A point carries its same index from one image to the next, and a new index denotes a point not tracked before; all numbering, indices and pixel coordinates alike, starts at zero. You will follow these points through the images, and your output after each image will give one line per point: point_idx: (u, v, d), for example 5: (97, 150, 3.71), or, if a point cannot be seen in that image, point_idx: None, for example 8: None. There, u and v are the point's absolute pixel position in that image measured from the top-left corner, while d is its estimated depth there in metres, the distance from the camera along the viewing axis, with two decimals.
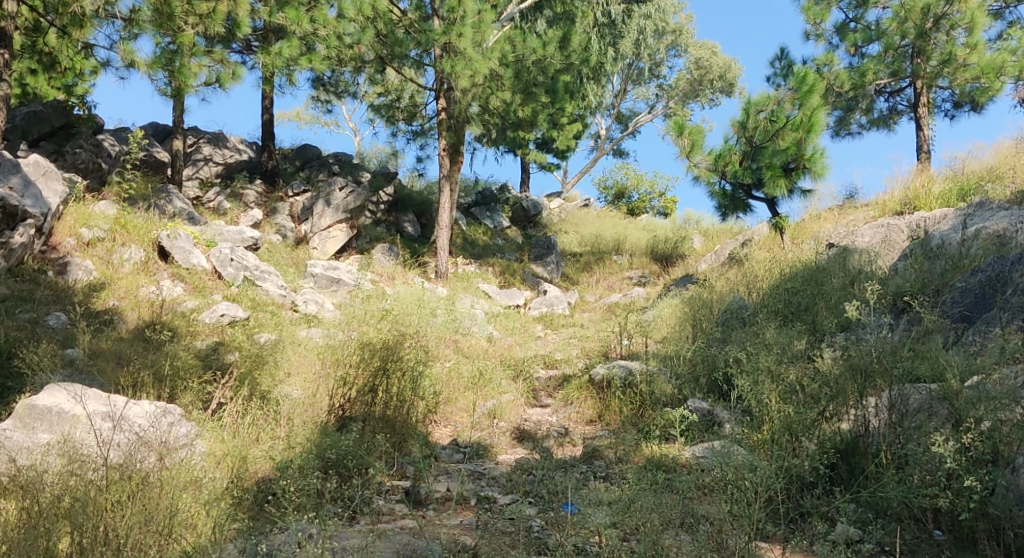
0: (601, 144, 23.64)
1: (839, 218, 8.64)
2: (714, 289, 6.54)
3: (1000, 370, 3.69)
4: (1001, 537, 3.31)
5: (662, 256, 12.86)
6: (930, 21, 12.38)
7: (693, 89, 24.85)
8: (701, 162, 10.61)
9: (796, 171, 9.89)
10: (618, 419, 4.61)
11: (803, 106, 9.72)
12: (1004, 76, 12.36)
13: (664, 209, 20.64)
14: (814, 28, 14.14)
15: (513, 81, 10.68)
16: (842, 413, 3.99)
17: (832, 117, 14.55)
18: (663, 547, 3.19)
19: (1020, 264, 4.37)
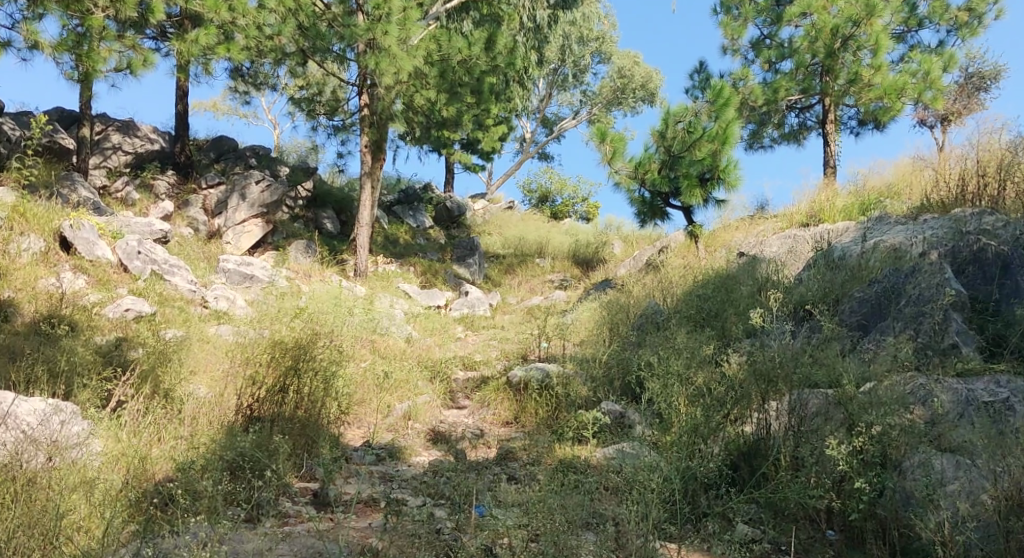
0: (526, 147, 23.80)
1: (750, 227, 8.92)
2: (631, 294, 6.67)
3: (891, 377, 3.88)
4: (887, 536, 3.49)
5: (584, 260, 13.02)
6: (839, 42, 12.75)
7: (616, 96, 25.25)
8: (621, 169, 10.68)
9: (711, 181, 10.23)
10: (533, 420, 4.64)
11: (719, 118, 9.99)
12: (904, 98, 12.98)
13: (587, 214, 20.93)
14: (731, 44, 14.57)
15: (437, 80, 10.69)
16: (745, 416, 4.14)
17: (747, 130, 15.05)
18: (568, 547, 3.25)
19: (913, 277, 4.59)
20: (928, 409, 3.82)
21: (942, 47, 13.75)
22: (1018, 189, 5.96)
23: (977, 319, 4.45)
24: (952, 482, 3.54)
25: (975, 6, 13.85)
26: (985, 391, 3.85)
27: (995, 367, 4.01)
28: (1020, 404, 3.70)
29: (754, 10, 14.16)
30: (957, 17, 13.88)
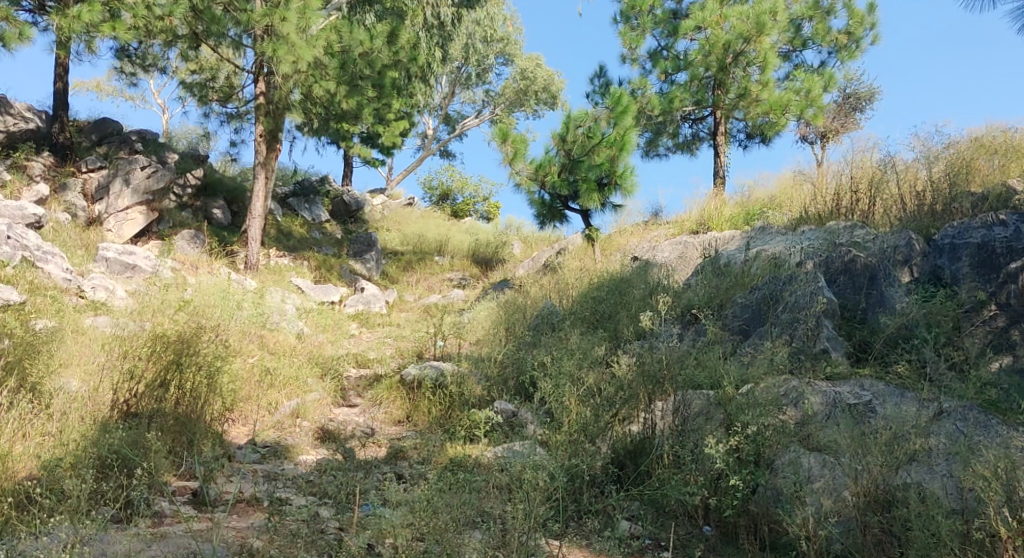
0: (428, 144, 23.67)
1: (643, 233, 9.17)
2: (529, 294, 6.78)
3: (768, 379, 4.08)
4: (757, 531, 3.66)
5: (483, 259, 13.12)
6: (730, 57, 13.41)
7: (519, 98, 25.43)
8: (522, 170, 10.81)
9: (609, 186, 10.51)
10: (425, 419, 4.62)
11: (617, 125, 10.29)
12: (789, 114, 13.70)
13: (488, 214, 21.10)
14: (630, 53, 14.86)
15: (337, 71, 10.47)
16: (632, 415, 4.24)
17: (644, 137, 15.38)
18: (455, 546, 3.25)
19: (790, 285, 4.83)
20: (799, 411, 4.04)
21: (823, 67, 14.56)
22: (886, 205, 6.42)
23: (846, 326, 4.73)
24: (817, 480, 3.71)
25: (854, 30, 14.68)
26: (850, 394, 4.08)
27: (860, 372, 4.27)
28: (879, 406, 3.94)
29: (651, 21, 14.52)
30: (838, 40, 14.71)
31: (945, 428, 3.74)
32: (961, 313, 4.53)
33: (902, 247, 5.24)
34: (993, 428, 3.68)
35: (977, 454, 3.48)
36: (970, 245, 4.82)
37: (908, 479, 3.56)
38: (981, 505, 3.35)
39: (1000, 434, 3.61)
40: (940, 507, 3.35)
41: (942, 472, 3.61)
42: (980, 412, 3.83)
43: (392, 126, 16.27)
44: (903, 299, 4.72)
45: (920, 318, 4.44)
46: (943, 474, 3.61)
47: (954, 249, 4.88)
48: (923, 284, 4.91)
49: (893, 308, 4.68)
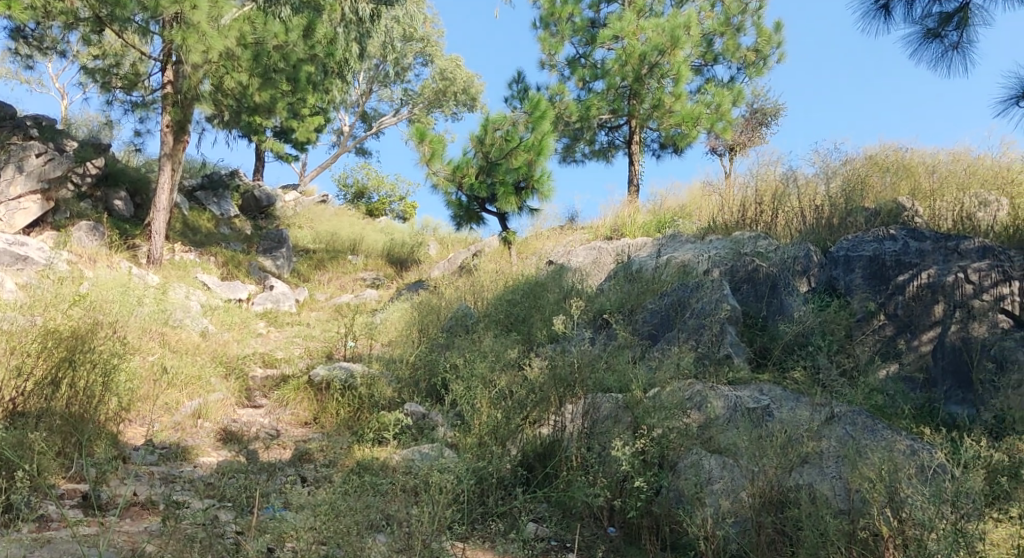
0: (344, 141, 23.31)
1: (560, 237, 9.32)
2: (444, 296, 6.77)
3: (673, 384, 4.16)
4: (660, 532, 3.73)
5: (398, 259, 13.07)
6: (645, 67, 13.68)
7: (437, 98, 25.36)
8: (439, 171, 10.70)
9: (526, 190, 10.61)
10: (333, 421, 4.54)
11: (535, 130, 10.38)
12: (699, 127, 14.20)
13: (404, 214, 20.99)
14: (548, 59, 15.03)
15: (250, 63, 10.46)
16: (543, 418, 4.24)
17: (562, 143, 15.51)
18: (361, 548, 3.19)
19: (697, 292, 4.99)
20: (703, 414, 4.15)
21: (732, 83, 15.15)
22: (787, 217, 6.72)
23: (748, 333, 4.92)
24: (717, 481, 3.84)
25: (761, 48, 15.37)
26: (749, 397, 4.22)
27: (760, 377, 4.42)
28: (776, 410, 4.09)
29: (570, 29, 14.74)
30: (746, 56, 15.34)
31: (835, 431, 3.91)
32: (852, 322, 4.75)
33: (801, 258, 5.46)
34: (879, 431, 3.87)
35: (864, 456, 3.65)
36: (862, 257, 5.04)
37: (801, 480, 3.71)
38: (866, 505, 3.51)
39: (884, 437, 3.80)
40: (828, 507, 3.50)
41: (832, 473, 3.78)
42: (867, 416, 4.02)
43: (305, 121, 16.23)
44: (801, 308, 4.93)
45: (815, 326, 4.63)
46: (832, 475, 3.78)
47: (848, 261, 5.10)
48: (819, 294, 5.13)
49: (792, 316, 4.88)
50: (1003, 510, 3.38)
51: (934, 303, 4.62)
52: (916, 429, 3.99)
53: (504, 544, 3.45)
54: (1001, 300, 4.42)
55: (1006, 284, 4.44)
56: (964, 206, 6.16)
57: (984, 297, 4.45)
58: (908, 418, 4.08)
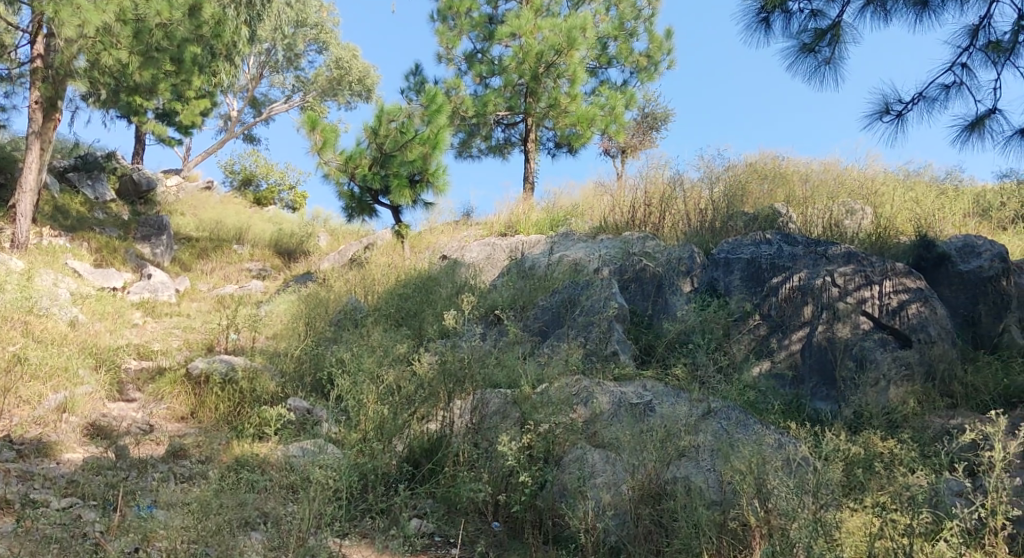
0: (232, 126, 22.48)
1: (453, 232, 9.32)
2: (333, 289, 6.64)
3: (562, 379, 4.21)
4: (542, 526, 3.71)
5: (286, 250, 13.02)
6: (542, 67, 13.80)
7: (331, 87, 24.82)
8: (331, 161, 10.54)
9: (421, 183, 10.56)
10: (211, 416, 4.38)
11: (430, 123, 10.35)
12: (594, 128, 14.58)
13: (294, 204, 20.56)
14: (446, 53, 14.96)
15: (131, 41, 9.84)
16: (431, 414, 4.14)
17: (458, 138, 15.43)
18: (235, 549, 3.06)
19: (586, 290, 5.11)
20: (588, 409, 4.21)
21: (625, 86, 15.56)
22: (673, 219, 7.04)
23: (634, 330, 5.07)
24: (600, 475, 3.87)
25: (653, 54, 15.90)
26: (633, 394, 4.32)
27: (644, 373, 4.55)
28: (657, 405, 4.20)
29: (468, 24, 14.71)
30: (639, 61, 15.82)
31: (711, 426, 4.06)
32: (730, 322, 4.93)
33: (686, 260, 5.63)
34: (751, 426, 4.03)
35: (736, 450, 3.80)
36: (741, 260, 5.28)
37: (678, 473, 3.81)
38: (737, 496, 3.65)
39: (754, 431, 3.96)
40: (702, 499, 3.62)
41: (706, 466, 3.90)
42: (740, 412, 4.19)
43: (192, 104, 16.10)
44: (683, 307, 5.13)
45: (696, 325, 4.81)
46: (707, 468, 3.91)
47: (728, 263, 5.31)
48: (702, 294, 5.32)
49: (675, 315, 5.08)
50: (859, 500, 3.60)
51: (803, 305, 4.86)
52: (784, 424, 4.20)
53: (384, 542, 3.38)
54: (863, 303, 4.73)
55: (868, 288, 4.76)
56: (833, 214, 6.63)
57: (848, 300, 4.75)
58: (778, 413, 4.29)
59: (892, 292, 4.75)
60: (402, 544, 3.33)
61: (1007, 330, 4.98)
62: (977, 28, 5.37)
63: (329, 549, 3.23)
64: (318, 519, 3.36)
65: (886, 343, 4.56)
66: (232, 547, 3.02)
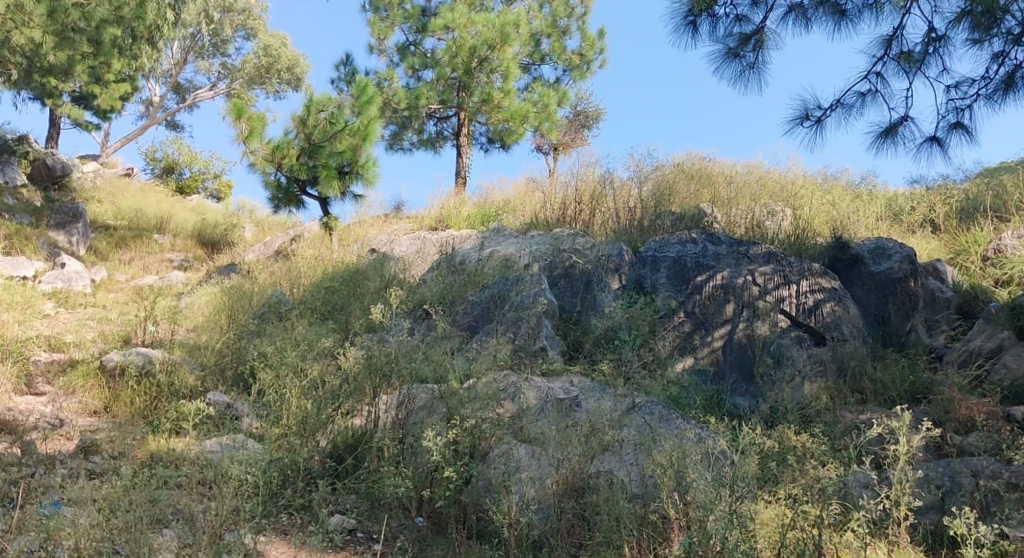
0: (153, 112, 21.69)
1: (383, 226, 9.27)
2: (257, 281, 6.54)
3: (489, 374, 4.21)
4: (466, 520, 3.64)
5: (209, 241, 12.69)
6: (475, 61, 13.81)
7: (259, 75, 24.33)
8: (257, 150, 10.31)
9: (350, 175, 10.48)
10: (126, 411, 4.25)
11: (361, 114, 10.33)
12: (526, 124, 14.66)
13: (218, 193, 20.13)
14: (377, 43, 14.82)
15: (44, 20, 9.48)
16: (356, 409, 4.07)
17: (389, 130, 15.22)
18: (146, 547, 2.95)
19: (515, 286, 5.17)
20: (515, 404, 4.22)
21: (557, 84, 15.79)
22: (604, 217, 7.14)
23: (563, 326, 5.14)
24: (526, 470, 3.85)
25: (585, 52, 16.11)
26: (560, 389, 4.35)
27: (571, 369, 4.60)
28: (583, 400, 4.23)
29: (400, 16, 14.57)
30: (571, 59, 15.96)
31: (635, 421, 4.11)
32: (656, 319, 5.04)
33: (613, 257, 5.73)
34: (672, 421, 4.10)
35: (658, 444, 3.85)
36: (667, 258, 5.39)
37: (601, 467, 3.84)
38: (657, 490, 3.70)
39: (676, 426, 4.04)
40: (624, 492, 3.64)
41: (629, 460, 3.95)
42: (663, 407, 4.27)
43: (110, 88, 15.66)
44: (611, 304, 5.24)
45: (623, 322, 4.92)
46: (629, 462, 3.95)
47: (655, 261, 5.42)
48: (629, 291, 5.42)
49: (603, 311, 5.17)
50: (772, 492, 3.70)
51: (725, 303, 5.00)
52: (705, 418, 4.29)
53: (303, 538, 3.28)
54: (781, 302, 4.91)
55: (786, 287, 4.93)
56: (755, 215, 6.87)
57: (767, 298, 4.92)
58: (699, 408, 4.38)
59: (808, 291, 4.93)
60: (321, 539, 3.24)
61: (913, 330, 5.27)
62: (891, 38, 5.54)
63: (246, 547, 3.13)
64: (236, 515, 3.27)
65: (801, 341, 4.72)
66: (142, 545, 2.91)
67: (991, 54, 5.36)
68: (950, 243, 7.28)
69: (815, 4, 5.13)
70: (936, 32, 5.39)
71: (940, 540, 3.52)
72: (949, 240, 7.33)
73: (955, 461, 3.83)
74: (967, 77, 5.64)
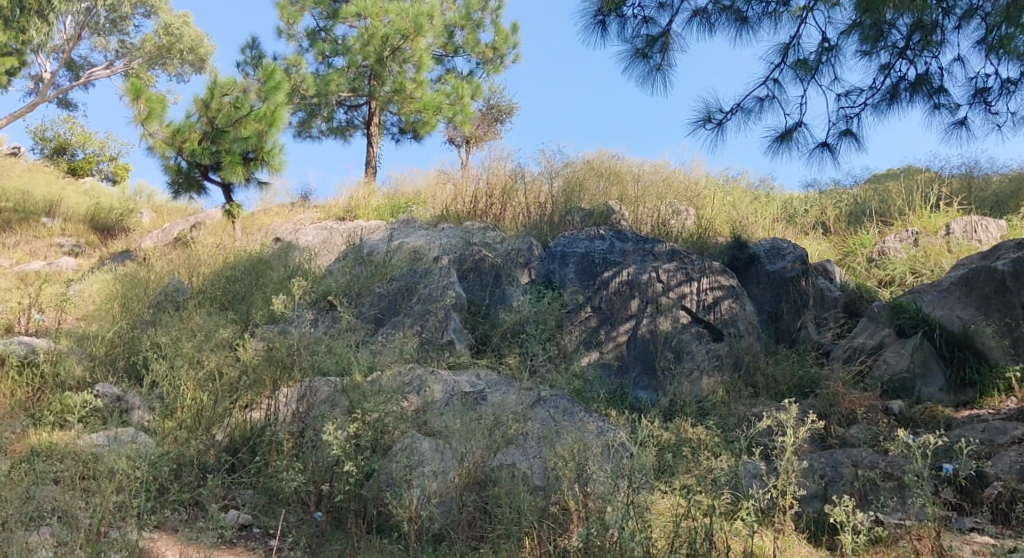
0: (44, 89, 20.59)
1: (289, 215, 9.11)
2: (152, 269, 6.33)
3: (394, 367, 4.17)
4: (366, 514, 3.52)
5: (103, 226, 12.17)
6: (387, 50, 13.76)
7: (160, 55, 23.45)
8: (157, 133, 10.06)
9: (255, 161, 10.21)
10: (4, 403, 4.05)
11: (267, 100, 10.14)
12: (439, 115, 14.70)
13: (114, 175, 19.43)
14: (287, 28, 14.50)
15: None
16: (255, 402, 4.00)
17: (297, 117, 14.92)
18: (21, 544, 2.78)
19: (422, 278, 5.20)
20: (421, 398, 4.20)
21: (471, 76, 15.94)
22: (515, 211, 7.22)
23: (472, 320, 5.19)
24: (428, 464, 3.79)
25: (498, 46, 16.26)
26: (466, 383, 4.36)
27: (478, 362, 4.63)
28: (488, 394, 4.25)
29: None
30: (484, 52, 16.06)
31: (539, 414, 4.14)
32: (564, 313, 5.08)
33: (524, 251, 5.85)
34: (576, 414, 4.17)
35: (561, 437, 3.88)
36: (576, 254, 5.47)
37: (504, 461, 3.82)
38: (559, 482, 3.69)
39: (578, 419, 4.10)
40: (525, 485, 3.63)
41: (532, 453, 3.95)
42: (567, 400, 4.33)
43: None
44: (518, 298, 5.31)
45: (530, 316, 4.89)
46: (533, 455, 3.96)
47: (564, 256, 5.50)
48: (537, 285, 5.48)
49: (511, 305, 5.23)
50: (668, 482, 3.74)
51: (630, 299, 5.16)
52: (607, 411, 4.38)
53: (193, 534, 3.13)
54: (683, 298, 5.17)
55: (688, 284, 5.21)
56: (660, 214, 7.12)
57: (670, 295, 5.16)
58: (602, 401, 4.48)
59: (708, 288, 5.24)
60: (212, 534, 3.10)
61: (803, 326, 5.56)
62: (787, 46, 5.74)
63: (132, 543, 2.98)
64: (121, 511, 3.12)
65: (700, 337, 4.97)
66: (14, 543, 2.74)
67: (880, 65, 5.60)
68: (839, 244, 7.68)
69: (718, 10, 5.30)
70: (829, 41, 5.61)
71: (822, 527, 3.68)
72: (837, 241, 7.73)
73: (838, 452, 4.04)
74: (857, 87, 5.89)
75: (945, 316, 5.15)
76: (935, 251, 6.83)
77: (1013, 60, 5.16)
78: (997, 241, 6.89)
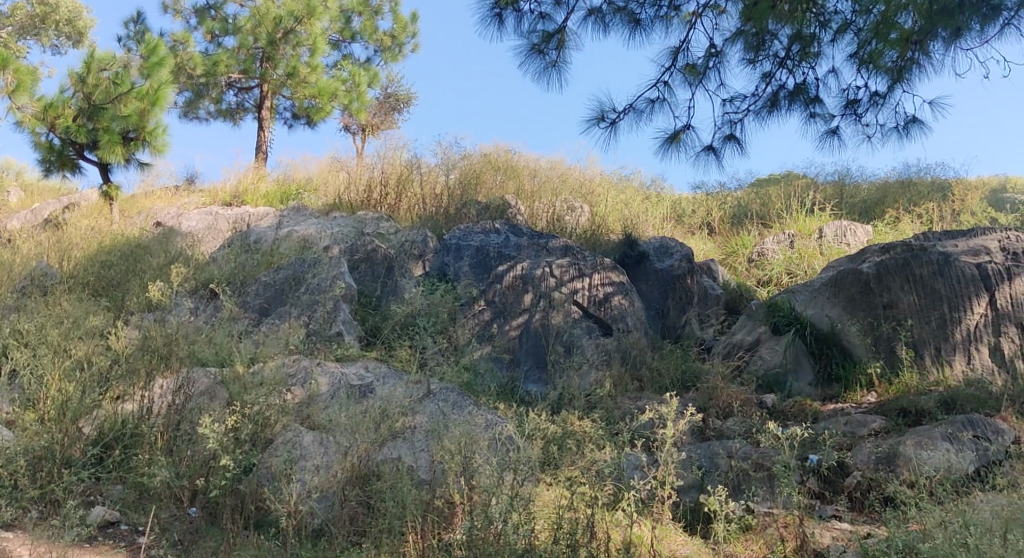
0: None
1: (172, 199, 8.77)
2: (17, 252, 5.97)
3: (277, 358, 4.09)
4: (243, 510, 3.37)
5: None
6: (279, 32, 13.40)
7: (33, 24, 22.08)
8: (26, 107, 9.52)
9: (136, 142, 9.76)
10: None
11: (150, 77, 9.65)
12: (334, 102, 14.51)
13: None
14: (173, 3, 13.90)
15: None
16: (128, 393, 3.82)
17: (182, 97, 14.38)
18: None
19: (311, 268, 5.14)
20: (306, 390, 4.13)
21: (368, 63, 15.81)
22: (410, 203, 7.21)
23: (361, 311, 5.14)
24: (310, 457, 3.69)
25: (397, 34, 16.15)
26: (354, 375, 4.30)
27: (367, 354, 4.59)
28: (376, 386, 4.21)
29: None
30: (383, 40, 15.88)
31: (427, 407, 4.12)
32: (457, 307, 5.15)
33: (418, 243, 5.91)
34: (465, 407, 4.16)
35: (447, 430, 3.85)
36: (471, 248, 5.61)
37: (389, 455, 3.75)
38: (444, 475, 3.66)
39: (467, 412, 4.09)
40: (411, 478, 3.58)
41: (419, 446, 3.90)
42: (457, 393, 4.33)
43: None
44: (411, 289, 5.32)
45: (422, 308, 4.96)
46: (420, 448, 3.91)
47: (459, 250, 5.61)
48: (431, 278, 5.50)
49: (403, 297, 5.22)
50: (552, 475, 3.71)
51: (524, 293, 5.26)
52: (497, 404, 4.42)
53: (50, 531, 2.95)
54: (574, 293, 5.30)
55: (580, 280, 5.35)
56: (555, 210, 7.24)
57: (562, 290, 5.27)
58: (493, 394, 4.51)
59: (599, 283, 5.39)
60: (71, 531, 2.93)
61: (687, 322, 5.80)
62: (678, 51, 5.92)
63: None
64: None
65: (591, 332, 5.10)
66: None
67: (763, 74, 5.85)
68: (723, 244, 8.00)
69: (612, 11, 5.40)
70: (716, 47, 5.82)
71: (698, 517, 3.77)
72: (721, 241, 8.06)
73: (715, 444, 4.21)
74: (742, 93, 6.13)
75: (815, 315, 5.49)
76: (809, 252, 7.23)
77: (881, 75, 5.49)
78: (864, 245, 7.30)
